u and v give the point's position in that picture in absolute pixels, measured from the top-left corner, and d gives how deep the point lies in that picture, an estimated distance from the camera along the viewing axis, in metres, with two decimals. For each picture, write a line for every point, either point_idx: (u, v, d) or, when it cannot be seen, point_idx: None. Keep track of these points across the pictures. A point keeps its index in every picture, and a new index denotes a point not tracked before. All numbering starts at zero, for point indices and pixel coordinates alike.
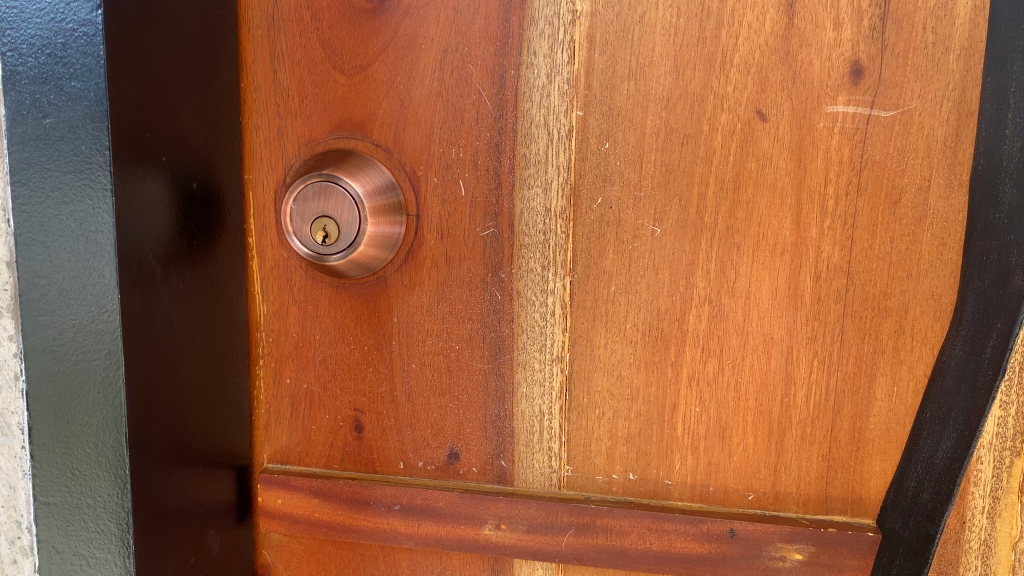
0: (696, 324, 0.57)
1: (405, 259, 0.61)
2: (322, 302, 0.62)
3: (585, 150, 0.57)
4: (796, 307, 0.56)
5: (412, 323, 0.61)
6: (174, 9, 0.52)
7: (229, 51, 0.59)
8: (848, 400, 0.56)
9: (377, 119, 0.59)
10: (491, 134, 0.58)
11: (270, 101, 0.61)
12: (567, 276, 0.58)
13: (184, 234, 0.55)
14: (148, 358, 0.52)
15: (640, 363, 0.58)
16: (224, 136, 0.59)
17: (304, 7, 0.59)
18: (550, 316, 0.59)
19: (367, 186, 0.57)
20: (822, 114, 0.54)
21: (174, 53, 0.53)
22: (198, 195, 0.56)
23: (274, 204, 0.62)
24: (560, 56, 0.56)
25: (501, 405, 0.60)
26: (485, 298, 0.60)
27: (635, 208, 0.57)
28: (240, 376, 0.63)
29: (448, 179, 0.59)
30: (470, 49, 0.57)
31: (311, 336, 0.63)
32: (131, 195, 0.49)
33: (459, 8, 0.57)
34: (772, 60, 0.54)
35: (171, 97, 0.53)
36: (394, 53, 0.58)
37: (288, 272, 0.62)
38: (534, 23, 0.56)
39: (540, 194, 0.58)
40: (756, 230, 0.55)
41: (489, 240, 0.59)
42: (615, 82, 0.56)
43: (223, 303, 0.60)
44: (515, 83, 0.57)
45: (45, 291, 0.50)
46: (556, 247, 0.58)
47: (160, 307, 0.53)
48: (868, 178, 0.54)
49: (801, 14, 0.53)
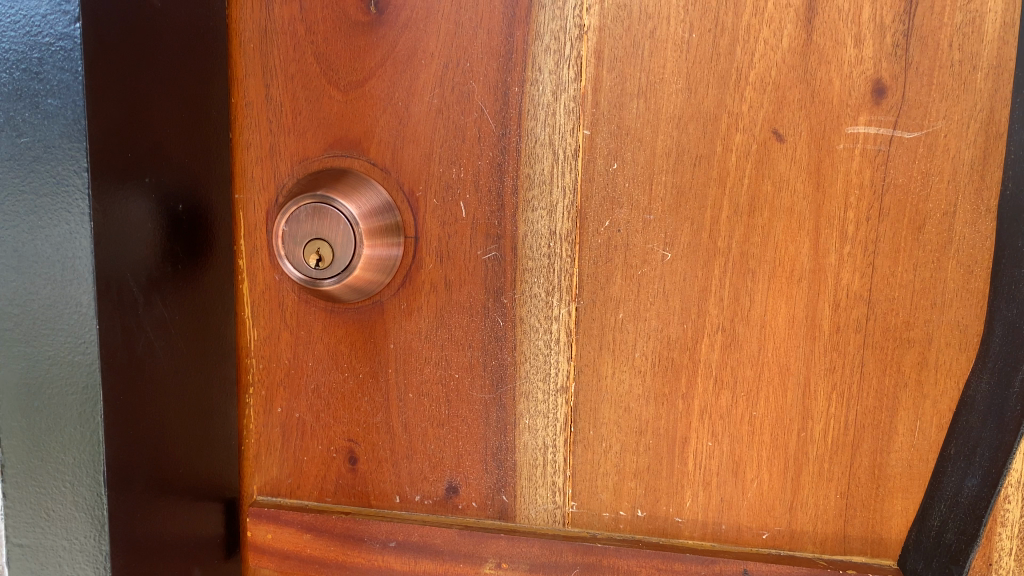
0: (709, 354, 0.54)
1: (402, 283, 0.58)
2: (315, 328, 0.59)
3: (592, 171, 0.54)
4: (814, 337, 0.53)
5: (409, 350, 0.58)
6: (159, 21, 0.50)
7: (220, 65, 0.57)
8: (868, 435, 0.53)
9: (374, 137, 0.57)
10: (494, 153, 0.55)
11: (262, 117, 0.58)
12: (572, 302, 0.55)
13: (169, 257, 0.52)
14: (128, 390, 0.49)
15: (649, 394, 0.55)
16: (213, 153, 0.57)
17: (298, 19, 0.56)
18: (555, 344, 0.56)
19: (362, 208, 0.55)
20: (842, 134, 0.51)
21: (160, 68, 0.50)
22: (185, 216, 0.54)
23: (265, 225, 0.59)
24: (566, 73, 0.54)
25: (503, 437, 0.57)
26: (486, 325, 0.57)
27: (645, 231, 0.54)
28: (228, 404, 0.60)
29: (448, 200, 0.57)
30: (472, 64, 0.55)
31: (303, 363, 0.60)
32: (110, 219, 0.46)
33: (461, 22, 0.54)
34: (789, 78, 0.51)
35: (156, 113, 0.50)
36: (392, 68, 0.55)
37: (281, 296, 0.59)
38: (539, 38, 0.54)
39: (544, 216, 0.55)
40: (772, 256, 0.53)
41: (491, 263, 0.56)
42: (624, 100, 0.53)
43: (211, 329, 0.57)
44: (519, 100, 0.55)
45: (19, 320, 0.47)
46: (562, 271, 0.55)
47: (142, 336, 0.50)
48: (890, 202, 0.51)
49: (820, 30, 0.50)
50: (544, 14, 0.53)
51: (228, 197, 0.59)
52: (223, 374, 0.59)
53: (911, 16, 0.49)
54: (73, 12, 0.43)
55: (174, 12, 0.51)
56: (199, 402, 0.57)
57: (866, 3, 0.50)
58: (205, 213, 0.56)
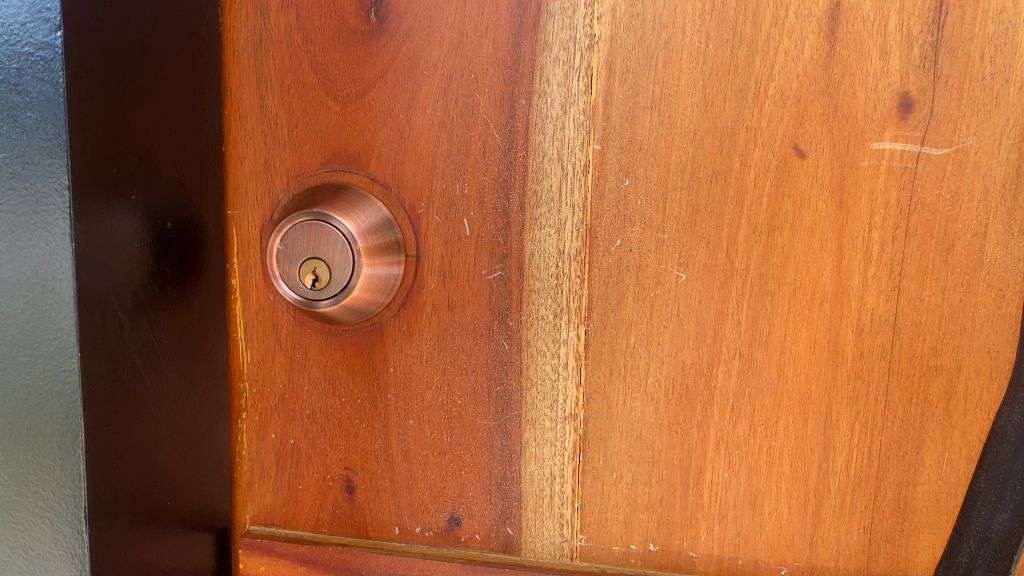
0: (725, 381, 0.52)
1: (403, 304, 0.55)
2: (311, 350, 0.57)
3: (603, 187, 0.52)
4: (836, 364, 0.50)
5: (410, 375, 0.55)
6: (147, 29, 0.47)
7: (212, 76, 0.54)
8: (893, 467, 0.51)
9: (373, 151, 0.54)
10: (499, 169, 0.53)
11: (257, 129, 0.55)
12: (581, 325, 0.53)
13: (157, 278, 0.49)
14: (112, 420, 0.46)
15: (661, 423, 0.52)
16: (205, 168, 0.54)
17: (295, 28, 0.54)
18: (563, 369, 0.53)
19: (361, 225, 0.52)
20: (867, 151, 0.48)
21: (148, 78, 0.48)
22: (174, 235, 0.51)
23: (259, 242, 0.56)
24: (575, 85, 0.51)
25: (508, 466, 0.55)
26: (491, 348, 0.54)
27: (658, 251, 0.51)
28: (220, 430, 0.57)
29: (452, 217, 0.54)
30: (477, 75, 0.52)
31: (298, 387, 0.57)
32: (94, 239, 0.44)
33: (465, 32, 0.52)
34: (811, 91, 0.49)
35: (143, 126, 0.48)
36: (393, 79, 0.53)
37: (275, 317, 0.57)
38: (547, 48, 0.51)
39: (552, 235, 0.53)
40: (792, 278, 0.50)
41: (496, 284, 0.54)
42: (637, 113, 0.51)
43: (202, 352, 0.55)
44: (526, 113, 0.52)
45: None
46: (570, 293, 0.53)
47: (128, 362, 0.47)
48: (917, 222, 0.48)
49: (844, 41, 0.48)
50: (553, 24, 0.51)
51: (221, 213, 0.56)
52: (215, 399, 0.57)
53: (940, 27, 0.47)
54: (53, 20, 0.40)
55: (162, 20, 0.49)
56: (190, 430, 0.54)
57: (893, 13, 0.47)
58: (196, 231, 0.53)
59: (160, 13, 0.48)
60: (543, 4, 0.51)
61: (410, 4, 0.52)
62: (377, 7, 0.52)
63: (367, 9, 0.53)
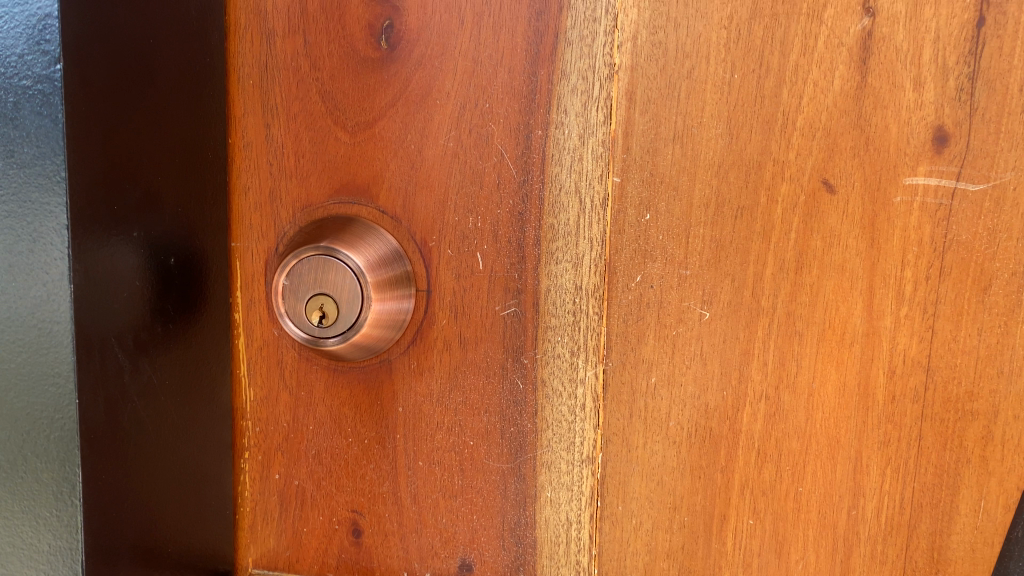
0: (751, 424, 0.49)
1: (412, 341, 0.53)
2: (317, 389, 0.54)
3: (622, 221, 0.50)
4: (867, 407, 0.48)
5: (419, 415, 0.53)
6: (150, 58, 0.45)
7: (216, 104, 0.52)
8: (926, 515, 0.48)
9: (383, 182, 0.52)
10: (514, 202, 0.51)
11: (262, 159, 0.53)
12: (600, 365, 0.51)
13: (159, 315, 0.47)
14: (112, 468, 0.44)
15: (684, 467, 0.50)
16: (209, 200, 0.52)
17: (302, 55, 0.52)
18: (580, 410, 0.51)
19: (370, 260, 0.50)
20: (900, 186, 0.47)
21: (151, 108, 0.46)
22: (176, 271, 0.49)
23: (264, 276, 0.54)
24: (594, 115, 0.49)
25: (522, 511, 0.53)
26: (504, 388, 0.52)
27: (680, 288, 0.49)
28: (223, 471, 0.55)
29: (464, 251, 0.52)
30: (492, 105, 0.50)
31: (304, 426, 0.55)
32: (94, 280, 0.41)
33: (480, 60, 0.50)
34: (840, 124, 0.47)
35: (146, 158, 0.46)
36: (404, 108, 0.51)
37: (280, 353, 0.55)
38: (564, 77, 0.49)
39: (569, 270, 0.50)
40: (821, 318, 0.48)
41: (510, 321, 0.51)
42: (658, 145, 0.49)
43: (205, 391, 0.52)
44: (542, 144, 0.50)
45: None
46: (588, 330, 0.51)
47: (128, 406, 0.45)
48: (952, 261, 0.46)
49: (876, 72, 0.46)
50: (571, 52, 0.49)
51: (225, 246, 0.54)
52: (218, 439, 0.54)
53: (977, 58, 0.45)
54: (53, 52, 0.38)
55: (165, 47, 0.47)
56: (193, 472, 0.52)
57: (927, 43, 0.45)
58: (201, 266, 0.51)
59: (163, 40, 0.46)
60: (560, 32, 0.49)
61: (423, 31, 0.50)
62: (388, 33, 0.51)
63: (377, 35, 0.51)
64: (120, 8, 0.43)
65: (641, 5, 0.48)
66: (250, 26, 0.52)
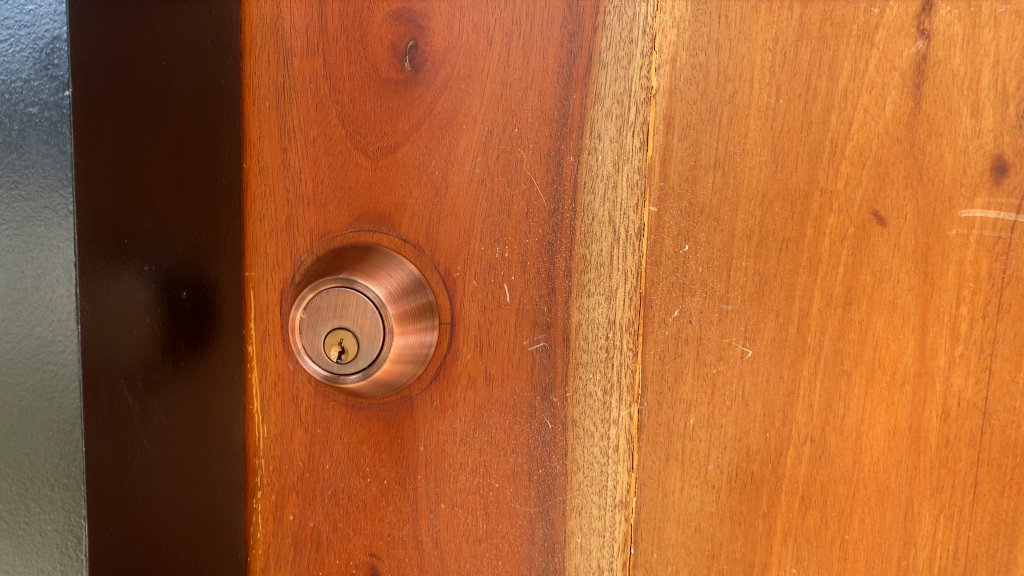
0: (795, 468, 0.47)
1: (435, 376, 0.50)
2: (334, 426, 0.52)
3: (659, 253, 0.47)
4: (919, 451, 0.46)
5: (442, 454, 0.50)
6: (163, 81, 0.43)
7: (231, 127, 0.50)
8: (982, 566, 0.46)
9: (405, 210, 0.49)
10: (544, 231, 0.48)
11: (277, 184, 0.51)
12: (634, 405, 0.48)
13: (170, 352, 0.45)
14: (120, 518, 0.41)
15: (723, 512, 0.48)
16: (223, 228, 0.49)
17: (321, 76, 0.49)
18: (613, 452, 0.49)
19: (392, 291, 0.47)
20: (955, 219, 0.44)
21: (164, 134, 0.43)
22: (188, 305, 0.46)
23: (279, 307, 0.51)
24: (629, 141, 0.47)
25: (550, 557, 0.50)
26: (532, 427, 0.49)
27: (721, 323, 0.47)
28: (234, 513, 0.52)
29: (491, 282, 0.49)
30: (521, 129, 0.48)
31: (320, 465, 0.52)
32: (102, 319, 0.39)
33: (509, 82, 0.47)
34: (891, 151, 0.44)
35: (158, 187, 0.43)
36: (428, 133, 0.49)
37: (295, 388, 0.52)
38: (598, 101, 0.47)
39: (602, 303, 0.48)
40: (871, 356, 0.46)
41: (539, 356, 0.49)
42: (698, 173, 0.46)
43: (217, 429, 0.50)
44: (574, 170, 0.47)
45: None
46: (622, 367, 0.48)
47: (136, 450, 0.42)
48: (1011, 297, 0.44)
49: (931, 97, 0.44)
50: (606, 75, 0.46)
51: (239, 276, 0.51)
52: (230, 479, 0.51)
53: None
54: (61, 77, 0.36)
55: (179, 70, 0.44)
56: (206, 515, 0.49)
57: (985, 68, 0.43)
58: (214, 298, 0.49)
59: (176, 61, 0.44)
60: (595, 53, 0.46)
61: (449, 52, 0.48)
62: (412, 54, 0.48)
63: (401, 56, 0.48)
64: (131, 29, 0.40)
65: (680, 26, 0.45)
66: (266, 46, 0.50)
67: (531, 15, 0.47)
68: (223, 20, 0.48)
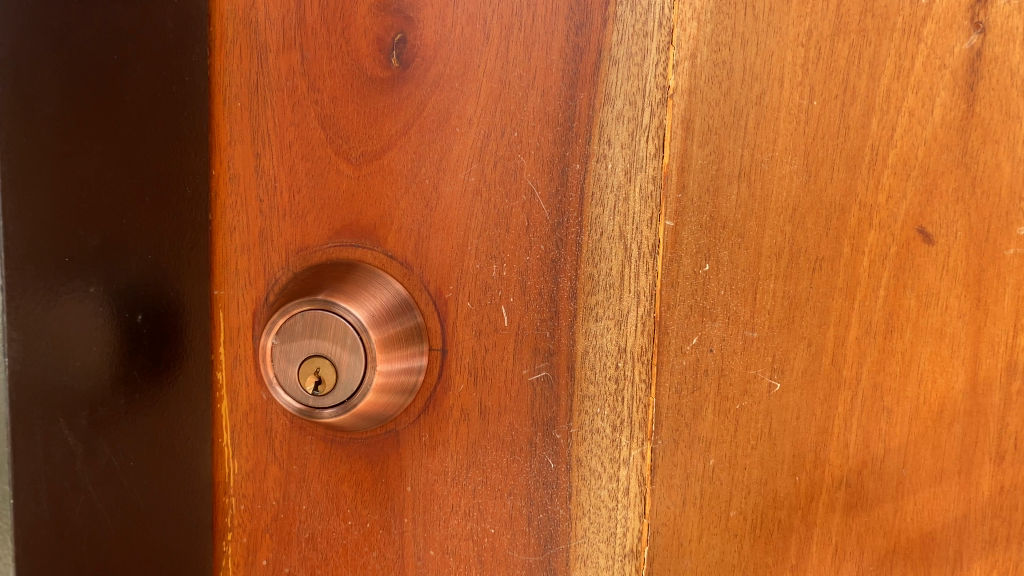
0: (828, 516, 0.42)
1: (424, 409, 0.45)
2: (312, 462, 0.46)
3: (676, 273, 0.42)
4: (970, 498, 0.41)
5: (432, 495, 0.45)
6: (115, 79, 0.38)
7: (198, 130, 0.44)
8: None
9: (392, 222, 0.44)
10: (546, 247, 0.43)
11: (250, 193, 0.46)
12: (647, 443, 0.43)
13: (123, 383, 0.40)
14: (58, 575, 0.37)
15: (746, 565, 0.42)
16: (187, 241, 0.44)
17: (299, 73, 0.44)
18: (623, 495, 0.43)
19: (375, 314, 0.42)
20: (1012, 237, 0.40)
21: (116, 139, 0.39)
22: (149, 331, 0.41)
23: (251, 329, 0.46)
24: (643, 146, 0.41)
25: None
26: (532, 467, 0.44)
27: (745, 353, 0.42)
28: (201, 559, 0.47)
29: (487, 304, 0.44)
30: (522, 133, 0.42)
31: (296, 505, 0.47)
32: (31, 352, 0.35)
33: (508, 80, 0.42)
34: (940, 161, 0.39)
35: (106, 199, 0.38)
36: (418, 137, 0.43)
37: (269, 419, 0.47)
38: (608, 102, 0.41)
39: (611, 329, 0.43)
40: (915, 392, 0.40)
41: (541, 387, 0.44)
42: (720, 183, 0.41)
43: (181, 465, 0.44)
44: (581, 180, 0.42)
45: None
46: (633, 401, 0.43)
47: (81, 496, 0.38)
48: None
49: (985, 100, 0.39)
50: (617, 72, 0.41)
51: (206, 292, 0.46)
52: (198, 521, 0.46)
53: None
54: None
55: (135, 64, 0.39)
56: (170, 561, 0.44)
57: None
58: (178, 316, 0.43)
59: (132, 54, 0.39)
60: (605, 48, 0.41)
61: (441, 46, 0.43)
62: (400, 49, 0.43)
63: (387, 51, 0.43)
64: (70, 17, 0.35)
65: (700, 17, 0.40)
66: (238, 39, 0.45)
67: (533, 5, 0.42)
68: (189, 10, 0.43)
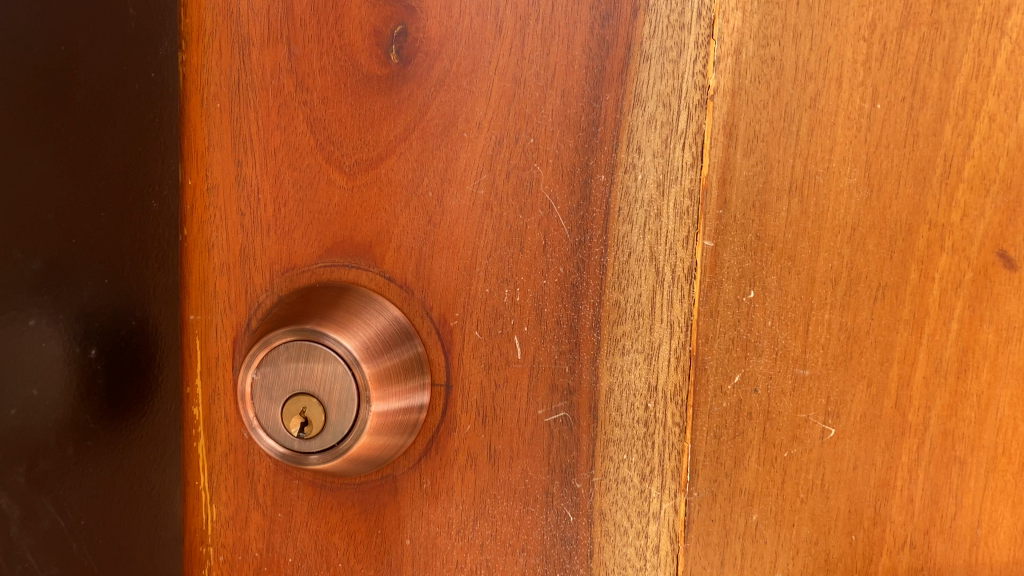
0: None
1: (426, 451, 0.40)
2: (299, 509, 0.41)
3: (716, 300, 0.36)
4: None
5: (433, 550, 0.40)
6: (65, 77, 0.33)
7: (169, 131, 0.39)
8: None
9: (389, 240, 0.39)
10: (565, 270, 0.38)
11: (230, 206, 0.40)
12: (681, 493, 0.36)
13: (76, 429, 0.35)
14: None
15: None
16: (152, 263, 0.38)
17: (285, 70, 0.39)
18: (652, 555, 0.37)
19: (369, 345, 0.37)
20: None
21: (71, 146, 0.34)
22: (105, 368, 0.36)
23: (231, 359, 0.41)
24: (678, 156, 0.35)
25: None
26: (548, 520, 0.39)
27: (795, 393, 0.36)
28: None
29: (497, 333, 0.38)
30: (538, 140, 0.37)
31: (279, 559, 0.41)
32: None
33: (524, 80, 0.37)
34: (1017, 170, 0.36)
35: (54, 216, 0.33)
36: (420, 143, 0.38)
37: (249, 461, 0.41)
38: (638, 104, 0.36)
39: (640, 364, 0.37)
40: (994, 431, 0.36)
41: (558, 429, 0.38)
42: (767, 198, 0.35)
43: (148, 520, 0.39)
44: (606, 193, 0.37)
45: None
46: (666, 448, 0.36)
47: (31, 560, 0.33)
48: None
49: None
50: (648, 70, 0.36)
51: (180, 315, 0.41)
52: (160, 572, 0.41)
53: None
54: None
55: (87, 58, 0.34)
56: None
57: None
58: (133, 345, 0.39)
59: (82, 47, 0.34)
60: (634, 42, 0.36)
61: (447, 40, 0.37)
62: (400, 43, 0.38)
63: (386, 46, 0.38)
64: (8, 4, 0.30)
65: (747, 3, 0.34)
66: (216, 32, 0.39)
67: None
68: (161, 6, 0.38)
